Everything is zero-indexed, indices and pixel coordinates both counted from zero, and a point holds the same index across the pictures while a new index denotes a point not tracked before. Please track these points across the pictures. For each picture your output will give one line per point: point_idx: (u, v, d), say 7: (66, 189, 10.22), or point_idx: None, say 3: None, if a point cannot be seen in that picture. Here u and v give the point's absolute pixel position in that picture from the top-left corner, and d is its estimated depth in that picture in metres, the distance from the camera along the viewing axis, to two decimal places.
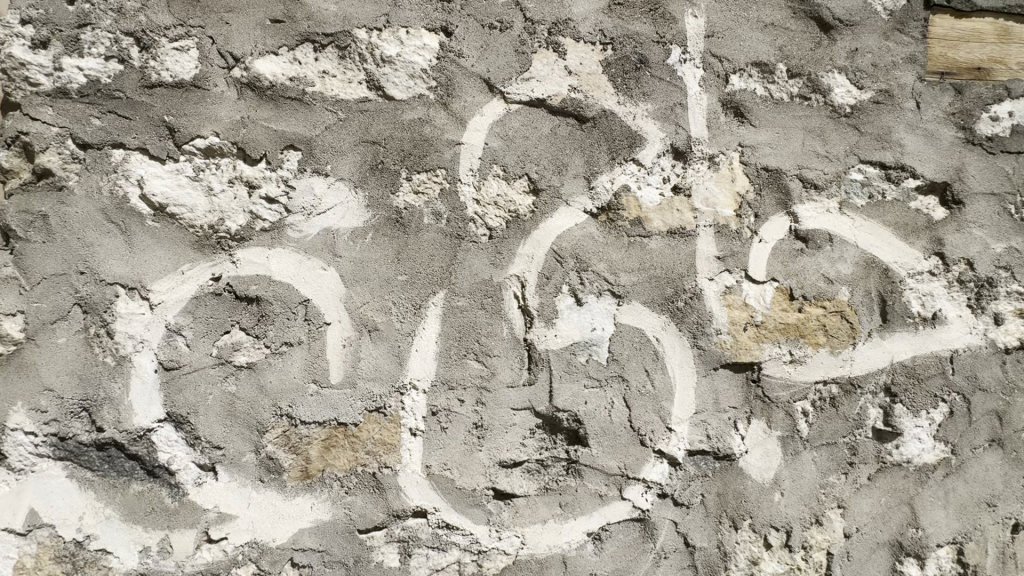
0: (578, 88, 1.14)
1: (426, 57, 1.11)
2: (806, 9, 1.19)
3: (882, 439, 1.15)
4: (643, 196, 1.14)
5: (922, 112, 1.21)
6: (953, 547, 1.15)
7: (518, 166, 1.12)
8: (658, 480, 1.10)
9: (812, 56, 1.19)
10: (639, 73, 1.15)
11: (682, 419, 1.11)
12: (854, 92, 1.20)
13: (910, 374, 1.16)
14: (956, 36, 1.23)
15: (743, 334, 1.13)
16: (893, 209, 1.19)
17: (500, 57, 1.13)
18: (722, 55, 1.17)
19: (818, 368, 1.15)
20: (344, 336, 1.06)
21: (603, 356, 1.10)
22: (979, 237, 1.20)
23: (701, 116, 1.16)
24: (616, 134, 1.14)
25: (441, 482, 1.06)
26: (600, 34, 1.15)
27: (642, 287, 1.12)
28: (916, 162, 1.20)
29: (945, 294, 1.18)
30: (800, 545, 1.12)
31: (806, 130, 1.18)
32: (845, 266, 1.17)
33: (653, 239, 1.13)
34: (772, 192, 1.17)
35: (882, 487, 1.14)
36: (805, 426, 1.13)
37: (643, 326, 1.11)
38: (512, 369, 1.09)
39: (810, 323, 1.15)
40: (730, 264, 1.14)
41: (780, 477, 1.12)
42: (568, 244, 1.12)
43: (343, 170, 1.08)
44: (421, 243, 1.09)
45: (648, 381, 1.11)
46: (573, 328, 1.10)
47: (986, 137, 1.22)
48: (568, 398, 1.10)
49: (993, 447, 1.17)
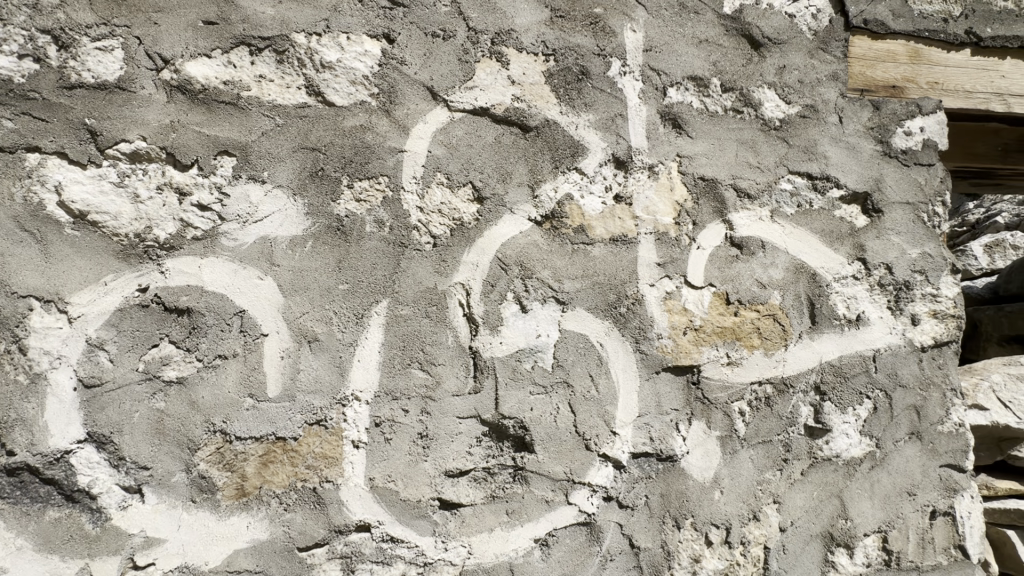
0: (521, 97, 1.15)
1: (368, 63, 1.10)
2: (738, 27, 1.25)
3: (813, 435, 1.21)
4: (585, 204, 1.16)
5: (844, 126, 1.29)
6: (879, 536, 1.22)
7: (462, 174, 1.12)
8: (603, 483, 1.12)
9: (744, 71, 1.26)
10: (581, 84, 1.18)
11: (626, 423, 1.13)
12: (782, 106, 1.27)
13: (837, 373, 1.22)
14: (872, 56, 1.32)
15: (683, 337, 1.17)
16: (819, 217, 1.26)
17: (444, 65, 1.13)
18: (661, 68, 1.22)
19: (753, 369, 1.19)
20: (282, 347, 1.03)
21: (548, 362, 1.11)
22: (896, 243, 1.29)
23: (641, 127, 1.20)
24: (559, 144, 1.16)
25: (385, 494, 1.04)
26: (542, 45, 1.17)
27: (586, 294, 1.14)
28: (840, 173, 1.27)
29: (867, 297, 1.26)
30: (739, 541, 1.16)
31: (739, 142, 1.24)
32: (777, 271, 1.22)
33: (596, 247, 1.16)
34: (709, 201, 1.21)
35: (814, 482, 1.20)
36: (741, 425, 1.18)
37: (587, 332, 1.13)
38: (457, 378, 1.08)
39: (745, 326, 1.20)
40: (670, 270, 1.18)
41: (719, 476, 1.16)
42: (513, 251, 1.12)
43: (281, 177, 1.05)
44: (363, 251, 1.07)
45: (592, 386, 1.13)
46: (518, 336, 1.11)
47: (901, 150, 1.31)
48: (514, 405, 1.10)
49: (912, 440, 1.25)
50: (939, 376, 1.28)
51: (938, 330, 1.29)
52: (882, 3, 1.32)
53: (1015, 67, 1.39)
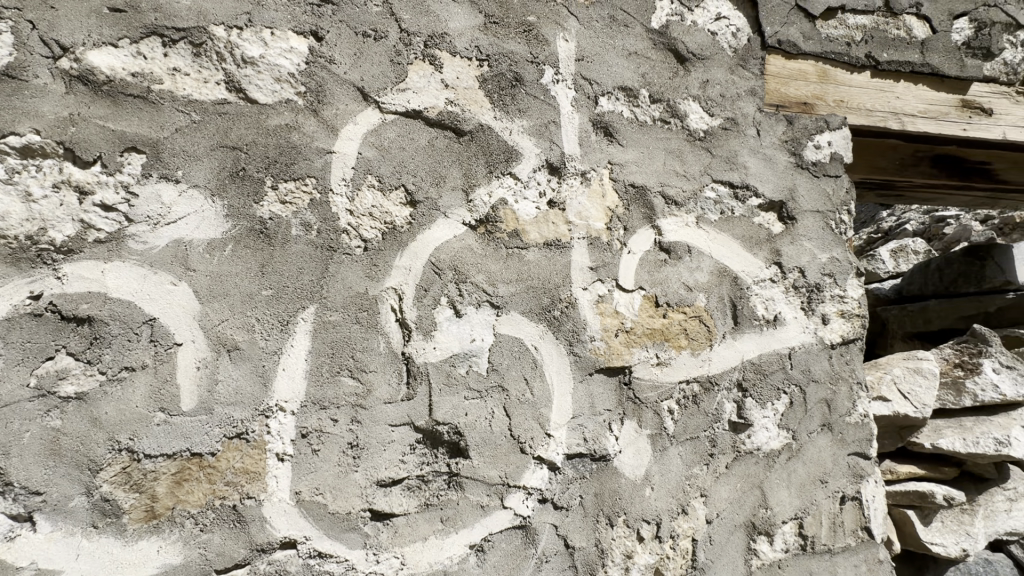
0: (455, 101, 1.15)
1: (294, 60, 1.06)
2: (665, 41, 1.31)
3: (736, 430, 1.27)
4: (519, 209, 1.17)
5: (761, 139, 1.37)
6: (796, 522, 1.30)
7: (394, 176, 1.10)
8: (538, 486, 1.13)
9: (670, 84, 1.31)
10: (515, 90, 1.19)
11: (560, 424, 1.15)
12: (706, 118, 1.33)
13: (758, 370, 1.30)
14: (786, 74, 1.42)
15: (615, 339, 1.20)
16: (740, 224, 1.33)
17: (375, 66, 1.11)
18: (592, 78, 1.25)
19: (681, 368, 1.24)
20: (197, 358, 0.96)
21: (483, 367, 1.11)
22: (808, 248, 1.38)
23: (574, 134, 1.23)
24: (493, 149, 1.17)
25: (312, 508, 1.00)
26: (475, 50, 1.18)
27: (520, 297, 1.15)
28: (758, 183, 1.35)
29: (783, 298, 1.35)
30: (669, 535, 1.20)
31: (667, 151, 1.29)
32: (702, 274, 1.29)
33: (530, 251, 1.17)
34: (639, 207, 1.26)
35: (737, 474, 1.27)
36: (670, 423, 1.23)
37: (522, 336, 1.14)
38: (389, 385, 1.06)
39: (672, 327, 1.25)
40: (602, 274, 1.21)
41: (650, 473, 1.20)
42: (447, 256, 1.11)
43: (197, 177, 0.99)
44: (288, 255, 1.03)
45: (527, 390, 1.13)
46: (452, 340, 1.10)
47: (811, 162, 1.41)
48: (448, 410, 1.08)
49: (823, 431, 1.34)
50: (846, 371, 1.39)
51: (845, 328, 1.39)
52: (793, 26, 1.42)
53: (908, 90, 1.53)
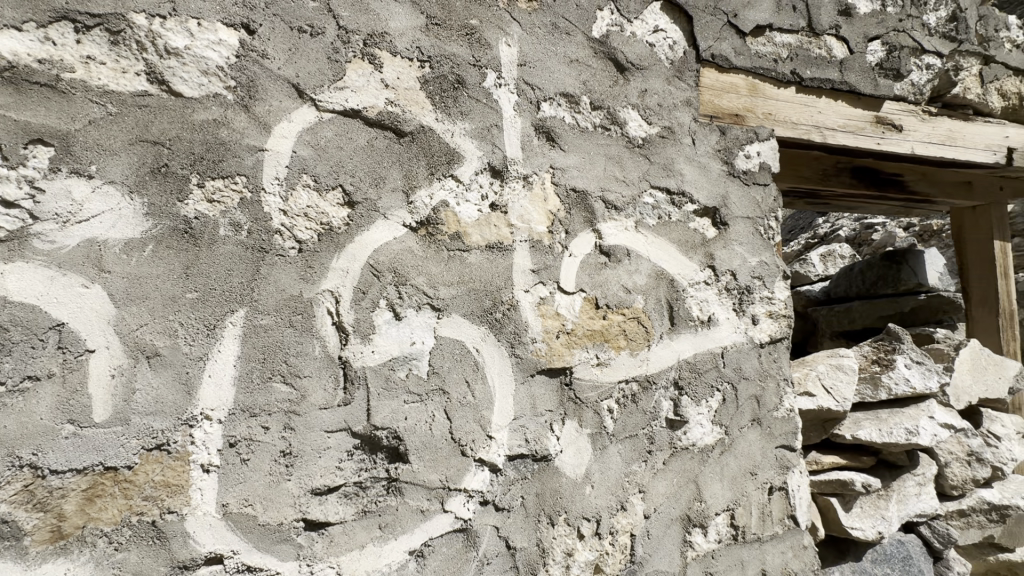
0: (395, 101, 1.14)
1: (223, 53, 1.02)
2: (605, 51, 1.35)
3: (673, 427, 1.32)
4: (461, 211, 1.17)
5: (696, 147, 1.44)
6: (728, 514, 1.36)
7: (331, 176, 1.08)
8: (479, 488, 1.13)
9: (610, 92, 1.35)
10: (457, 92, 1.19)
11: (501, 426, 1.15)
12: (644, 126, 1.38)
13: (693, 369, 1.35)
14: (719, 87, 1.49)
15: (556, 341, 1.22)
16: (676, 228, 1.39)
17: (311, 63, 1.08)
18: (534, 83, 1.27)
19: (620, 368, 1.28)
20: (112, 365, 0.90)
21: (423, 370, 1.11)
22: (739, 252, 1.46)
23: (516, 138, 1.24)
24: (434, 150, 1.16)
25: (241, 521, 0.96)
26: (417, 51, 1.17)
27: (462, 300, 1.15)
28: (693, 190, 1.42)
29: (717, 300, 1.41)
30: (608, 531, 1.23)
31: (607, 157, 1.33)
32: (640, 277, 1.33)
33: (472, 253, 1.17)
34: (580, 211, 1.28)
35: (673, 469, 1.31)
36: (610, 422, 1.26)
37: (463, 338, 1.14)
38: (325, 390, 1.03)
39: (612, 328, 1.28)
40: (544, 277, 1.23)
41: (590, 472, 1.22)
42: (386, 258, 1.10)
43: (113, 172, 0.93)
44: (216, 257, 0.98)
45: (468, 392, 1.13)
46: (391, 343, 1.09)
47: (742, 171, 1.49)
48: (387, 415, 1.07)
49: (753, 425, 1.41)
50: (774, 368, 1.47)
51: (773, 328, 1.48)
52: (726, 41, 1.49)
53: (829, 105, 1.65)
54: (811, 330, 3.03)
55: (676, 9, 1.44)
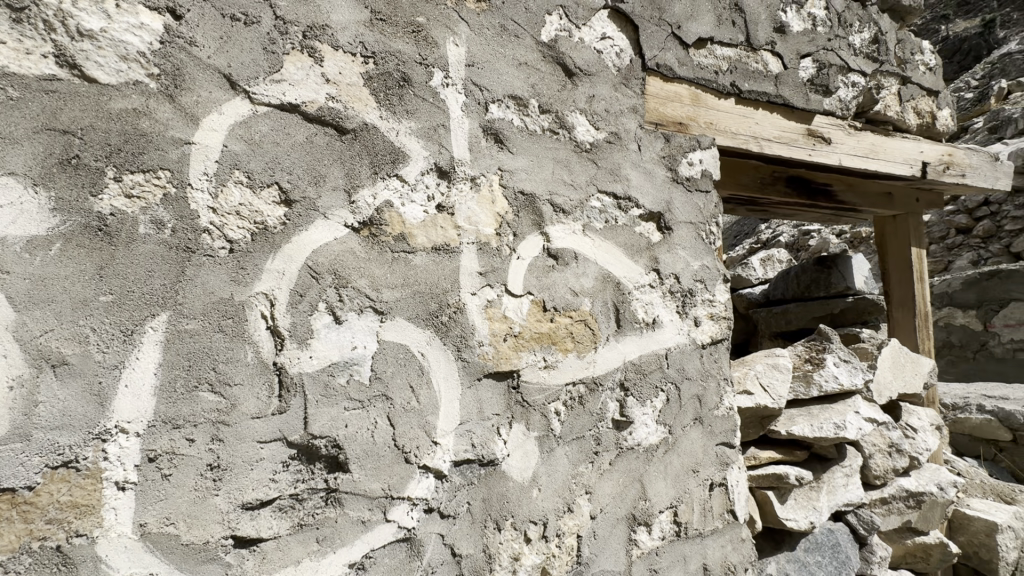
0: (336, 97, 1.10)
1: (144, 38, 0.95)
2: (553, 55, 1.36)
3: (619, 427, 1.34)
4: (406, 212, 1.15)
5: (642, 153, 1.47)
6: (671, 511, 1.40)
7: (266, 173, 1.02)
8: (423, 496, 1.10)
9: (558, 96, 1.36)
10: (402, 90, 1.17)
11: (447, 432, 1.13)
12: (592, 131, 1.40)
13: (638, 370, 1.38)
14: (664, 95, 1.54)
15: (503, 344, 1.21)
16: (623, 232, 1.42)
17: (245, 53, 1.02)
18: (483, 85, 1.26)
19: (567, 371, 1.29)
20: (9, 376, 0.80)
21: (365, 375, 1.07)
22: (683, 256, 1.50)
23: (463, 139, 1.22)
24: (378, 149, 1.13)
25: (161, 541, 0.89)
26: (360, 46, 1.13)
27: (406, 303, 1.12)
28: (639, 195, 1.45)
29: (661, 302, 1.45)
30: (555, 534, 1.23)
31: (555, 161, 1.34)
32: (587, 280, 1.34)
33: (417, 255, 1.14)
34: (528, 214, 1.28)
35: (619, 469, 1.34)
36: (557, 425, 1.26)
37: (407, 342, 1.11)
38: (258, 399, 0.98)
39: (559, 331, 1.29)
40: (491, 279, 1.21)
41: (537, 475, 1.22)
42: (326, 259, 1.05)
43: (13, 162, 0.83)
44: (135, 257, 0.91)
45: (412, 397, 1.11)
46: (331, 348, 1.04)
47: (685, 177, 1.54)
48: (326, 423, 1.02)
49: (695, 424, 1.46)
50: (715, 368, 1.52)
51: (714, 329, 1.53)
52: (670, 51, 1.54)
53: (765, 117, 1.73)
54: (758, 331, 3.21)
55: (622, 18, 1.47)
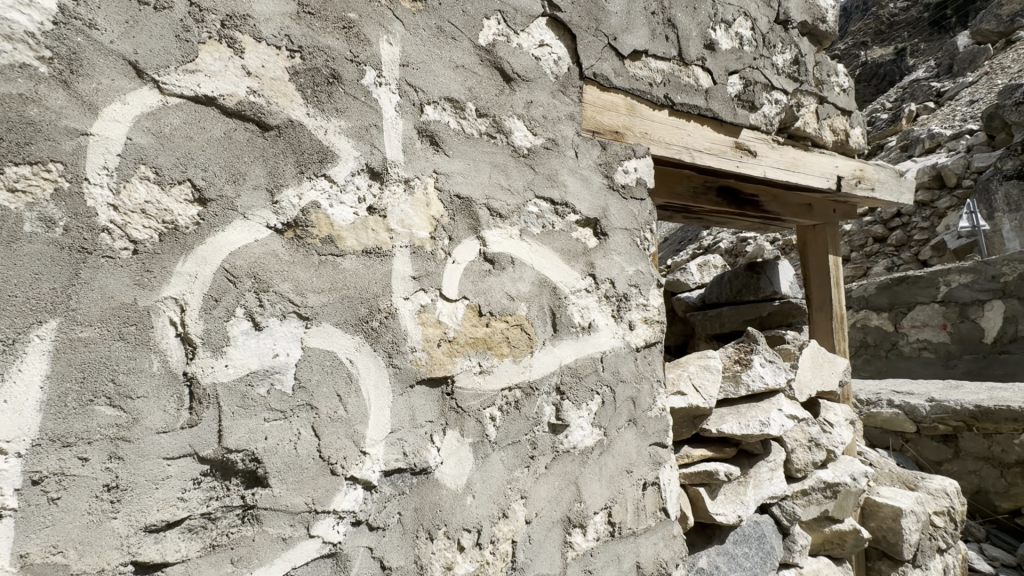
0: (259, 91, 1.04)
1: (34, 17, 0.86)
2: (491, 59, 1.36)
3: (555, 431, 1.35)
4: (335, 213, 1.11)
5: (579, 160, 1.50)
6: (606, 512, 1.42)
7: (178, 169, 0.96)
8: (350, 508, 1.06)
9: (496, 100, 1.36)
10: (331, 87, 1.12)
11: (377, 441, 1.10)
12: (530, 137, 1.41)
13: (574, 374, 1.40)
14: (600, 104, 1.57)
15: (437, 349, 1.19)
16: (560, 237, 1.43)
17: (154, 39, 0.95)
18: (418, 85, 1.24)
19: (503, 376, 1.28)
20: None
21: (288, 384, 1.02)
22: (618, 261, 1.54)
23: (397, 140, 1.20)
24: (304, 147, 1.08)
25: (46, 573, 0.80)
26: (286, 39, 1.08)
27: (334, 308, 1.08)
28: (576, 201, 1.47)
29: (597, 307, 1.47)
30: (489, 540, 1.22)
31: (492, 165, 1.33)
32: (524, 285, 1.35)
33: (346, 259, 1.11)
34: (464, 217, 1.27)
35: (555, 473, 1.35)
36: (492, 430, 1.25)
37: (335, 348, 1.07)
38: (165, 412, 0.91)
39: (495, 336, 1.28)
40: (425, 284, 1.19)
41: (471, 481, 1.21)
42: (245, 262, 1.00)
43: None
44: (17, 257, 0.81)
45: (340, 406, 1.07)
46: (249, 356, 0.99)
47: (621, 185, 1.58)
48: (242, 436, 0.97)
49: (630, 425, 1.49)
50: (649, 370, 1.56)
51: (648, 333, 1.58)
52: (606, 61, 1.58)
53: (696, 130, 1.81)
54: (694, 334, 3.36)
55: (560, 26, 1.49)
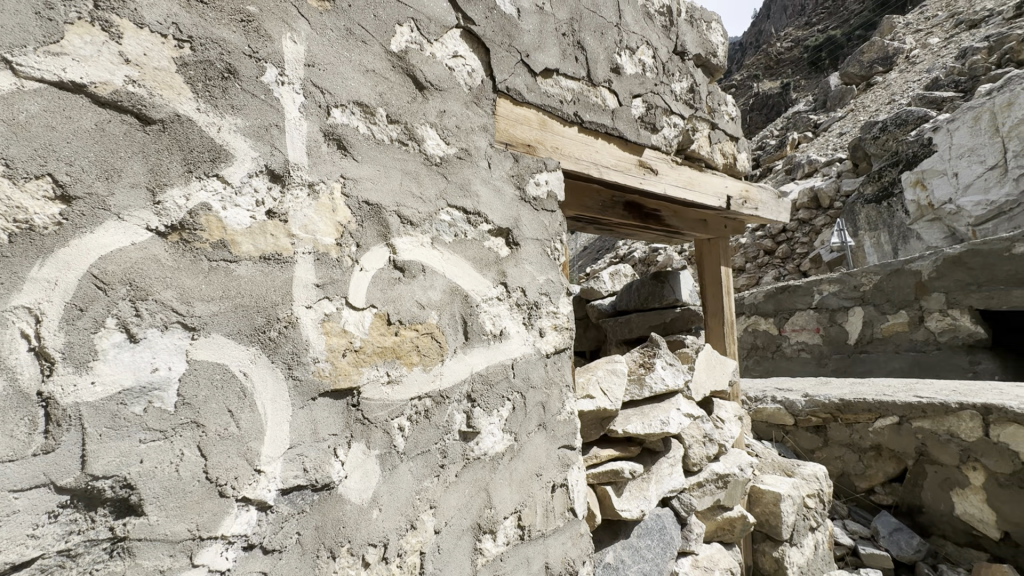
0: (139, 81, 0.95)
1: None
2: (403, 66, 1.35)
3: (466, 438, 1.36)
4: (228, 216, 1.04)
5: (491, 171, 1.53)
6: (516, 516, 1.45)
7: (36, 161, 0.84)
8: (241, 532, 1.00)
9: (408, 108, 1.36)
10: (226, 83, 1.06)
11: (273, 458, 1.04)
12: (442, 145, 1.42)
13: (485, 381, 1.41)
14: (513, 117, 1.62)
15: (342, 359, 1.15)
16: (472, 246, 1.45)
17: (7, 14, 0.84)
18: (325, 87, 1.20)
19: (412, 385, 1.27)
20: None
21: (170, 401, 0.94)
22: (529, 271, 1.59)
23: (301, 142, 1.15)
24: (193, 144, 1.00)
25: None
26: (173, 27, 1.00)
27: (225, 317, 1.01)
28: (488, 211, 1.50)
29: (508, 315, 1.51)
30: (396, 554, 1.20)
31: (404, 172, 1.32)
32: (435, 293, 1.35)
33: (240, 265, 1.04)
34: (374, 224, 1.25)
35: (466, 480, 1.35)
36: (401, 440, 1.24)
37: (226, 361, 1.00)
38: (11, 438, 0.79)
39: (404, 345, 1.27)
40: (330, 292, 1.15)
41: (378, 494, 1.18)
42: (119, 267, 0.90)
43: None
44: None
45: (231, 423, 1.00)
46: (122, 372, 0.89)
47: (532, 197, 1.64)
48: (112, 461, 0.87)
49: (540, 429, 1.54)
50: (558, 376, 1.62)
51: (558, 339, 1.64)
52: (519, 77, 1.63)
53: (604, 147, 1.92)
54: (607, 340, 3.56)
55: (474, 40, 1.52)
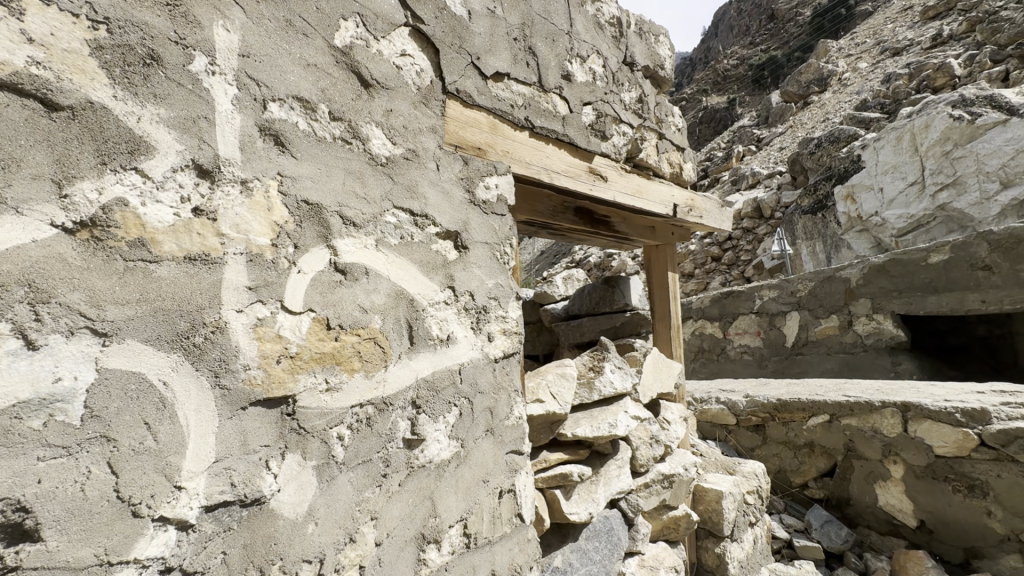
0: (45, 63, 0.87)
1: None
2: (347, 62, 1.31)
3: (410, 446, 1.33)
4: (147, 213, 0.97)
5: (440, 172, 1.50)
6: (461, 524, 1.43)
7: None
8: (157, 554, 0.92)
9: (352, 105, 1.31)
10: (148, 70, 0.98)
11: (195, 474, 0.97)
12: (388, 145, 1.38)
13: (430, 387, 1.38)
14: (463, 120, 1.60)
15: (276, 366, 1.09)
16: (419, 249, 1.42)
17: None
18: (261, 79, 1.14)
19: (352, 392, 1.22)
20: None
21: (75, 415, 0.85)
22: (478, 274, 1.57)
23: (233, 136, 1.09)
24: (108, 135, 0.93)
25: None
26: (87, 7, 0.92)
27: (142, 322, 0.93)
28: (436, 213, 1.47)
29: (456, 319, 1.49)
30: (333, 569, 1.15)
31: (347, 171, 1.28)
32: (378, 296, 1.30)
33: (162, 266, 0.97)
34: (313, 225, 1.19)
35: (410, 489, 1.32)
36: (340, 450, 1.19)
37: (142, 369, 0.92)
38: None
39: (344, 350, 1.22)
40: (264, 295, 1.09)
41: (314, 507, 1.13)
42: (16, 266, 0.81)
43: None
44: None
45: (147, 437, 0.92)
46: (17, 383, 0.80)
47: (482, 200, 1.62)
48: (2, 483, 0.77)
49: (487, 435, 1.52)
50: (506, 380, 1.61)
51: (506, 344, 1.63)
52: (469, 79, 1.62)
53: (554, 152, 1.93)
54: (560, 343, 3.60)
55: (423, 39, 1.50)
